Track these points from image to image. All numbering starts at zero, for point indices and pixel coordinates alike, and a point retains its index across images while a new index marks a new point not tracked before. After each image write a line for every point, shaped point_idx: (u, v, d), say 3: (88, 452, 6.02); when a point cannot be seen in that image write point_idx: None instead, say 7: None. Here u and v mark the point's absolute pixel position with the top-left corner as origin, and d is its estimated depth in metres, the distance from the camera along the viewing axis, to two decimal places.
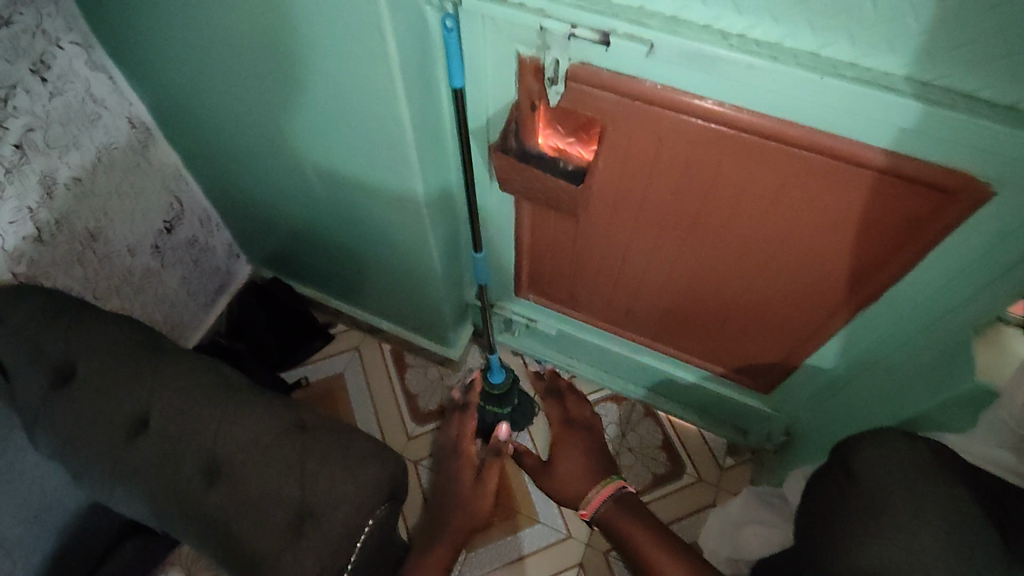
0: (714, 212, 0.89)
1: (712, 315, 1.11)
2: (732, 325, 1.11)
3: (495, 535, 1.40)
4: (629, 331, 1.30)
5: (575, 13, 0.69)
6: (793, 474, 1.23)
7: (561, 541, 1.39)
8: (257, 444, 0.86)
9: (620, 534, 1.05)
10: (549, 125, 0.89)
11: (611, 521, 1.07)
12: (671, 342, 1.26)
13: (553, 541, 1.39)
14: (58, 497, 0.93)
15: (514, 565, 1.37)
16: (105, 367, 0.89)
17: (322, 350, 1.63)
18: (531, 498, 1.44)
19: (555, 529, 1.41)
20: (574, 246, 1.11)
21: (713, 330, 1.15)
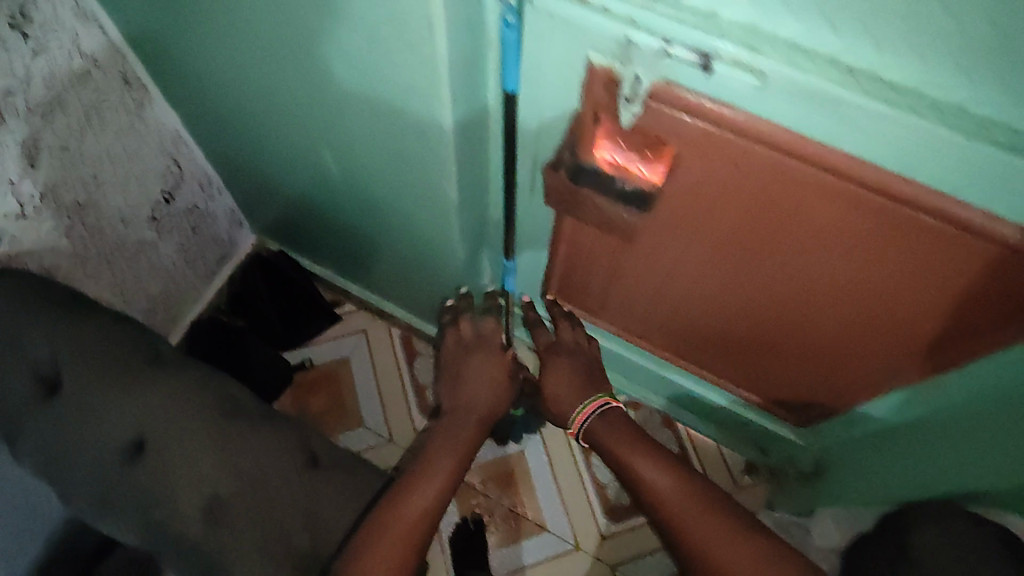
0: (789, 252, 0.79)
1: (758, 348, 1.02)
2: (778, 360, 1.02)
3: (500, 540, 1.36)
4: (661, 348, 1.21)
5: (672, 28, 0.57)
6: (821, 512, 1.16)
7: (567, 551, 1.35)
8: (263, 484, 0.79)
9: (606, 450, 1.04)
10: (609, 137, 0.75)
11: (596, 439, 1.05)
12: (705, 365, 1.17)
13: (560, 550, 1.35)
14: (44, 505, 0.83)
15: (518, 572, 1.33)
16: (96, 381, 0.81)
17: (327, 330, 1.53)
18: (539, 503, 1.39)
19: (563, 538, 1.36)
20: (617, 265, 1.01)
21: (759, 362, 1.06)
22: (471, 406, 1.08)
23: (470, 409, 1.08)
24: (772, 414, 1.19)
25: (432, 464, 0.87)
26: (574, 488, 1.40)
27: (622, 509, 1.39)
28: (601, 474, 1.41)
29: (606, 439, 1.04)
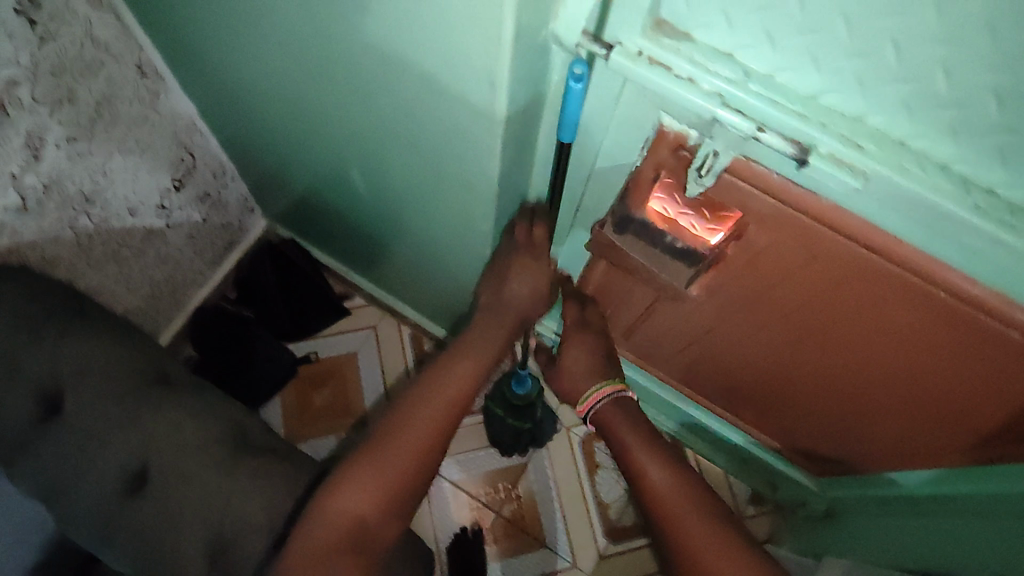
0: (844, 329, 0.74)
1: (787, 405, 0.98)
2: (807, 418, 0.98)
3: (499, 553, 1.35)
4: (681, 385, 1.16)
5: (767, 112, 0.51)
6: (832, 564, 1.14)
7: (565, 569, 1.34)
8: (275, 530, 0.73)
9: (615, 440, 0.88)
10: (666, 190, 0.68)
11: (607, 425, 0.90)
12: (726, 408, 1.13)
13: (557, 568, 1.34)
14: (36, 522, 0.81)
15: None
16: (99, 406, 0.76)
17: (335, 323, 1.49)
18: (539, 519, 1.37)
19: (561, 556, 1.35)
20: (647, 312, 0.95)
21: (787, 417, 1.02)
22: (471, 344, 0.88)
23: (471, 350, 0.88)
24: (791, 460, 1.16)
25: (410, 436, 0.75)
26: (577, 507, 1.39)
27: (624, 530, 1.38)
28: (604, 492, 1.40)
29: (614, 427, 0.89)
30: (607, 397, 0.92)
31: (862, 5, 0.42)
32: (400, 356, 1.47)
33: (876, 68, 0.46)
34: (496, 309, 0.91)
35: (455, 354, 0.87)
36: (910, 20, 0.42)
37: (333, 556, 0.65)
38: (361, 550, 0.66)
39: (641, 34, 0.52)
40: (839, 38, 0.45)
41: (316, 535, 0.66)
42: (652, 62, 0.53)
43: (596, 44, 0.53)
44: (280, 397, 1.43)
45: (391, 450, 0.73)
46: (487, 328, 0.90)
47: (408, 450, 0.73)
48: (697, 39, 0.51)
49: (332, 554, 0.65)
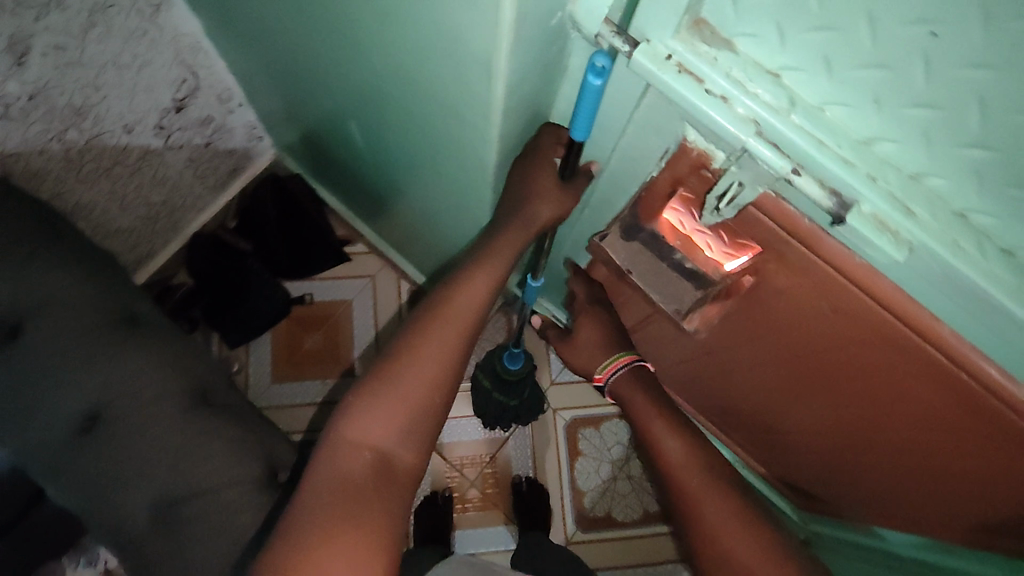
0: (858, 386, 0.66)
1: (780, 439, 0.91)
2: (799, 456, 0.91)
3: (465, 522, 1.34)
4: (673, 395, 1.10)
5: (808, 154, 0.42)
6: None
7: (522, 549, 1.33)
8: (216, 498, 0.71)
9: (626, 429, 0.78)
10: (685, 205, 0.60)
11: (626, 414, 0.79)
12: (716, 425, 1.07)
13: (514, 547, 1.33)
14: None
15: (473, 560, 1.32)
16: (55, 342, 0.72)
17: (333, 267, 1.44)
18: (518, 487, 1.35)
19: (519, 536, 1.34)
20: (645, 322, 0.88)
21: (777, 450, 0.96)
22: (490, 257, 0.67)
23: (484, 269, 0.67)
24: (775, 486, 1.11)
25: (424, 369, 0.62)
26: (551, 489, 1.36)
27: (594, 519, 1.36)
28: (581, 478, 1.37)
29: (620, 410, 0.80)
30: (626, 368, 0.82)
31: (949, 46, 0.34)
32: (392, 296, 1.44)
33: (951, 125, 0.37)
34: (519, 219, 0.66)
35: (465, 273, 0.67)
36: (1006, 76, 0.34)
37: (358, 491, 0.56)
38: (385, 483, 0.57)
39: (674, 34, 0.43)
40: (914, 82, 0.37)
41: (331, 475, 0.57)
42: (681, 70, 0.44)
43: (620, 38, 0.44)
44: (271, 334, 1.41)
45: (404, 385, 0.61)
46: (509, 237, 0.67)
47: (422, 387, 0.61)
48: (738, 49, 0.43)
49: (355, 489, 0.56)
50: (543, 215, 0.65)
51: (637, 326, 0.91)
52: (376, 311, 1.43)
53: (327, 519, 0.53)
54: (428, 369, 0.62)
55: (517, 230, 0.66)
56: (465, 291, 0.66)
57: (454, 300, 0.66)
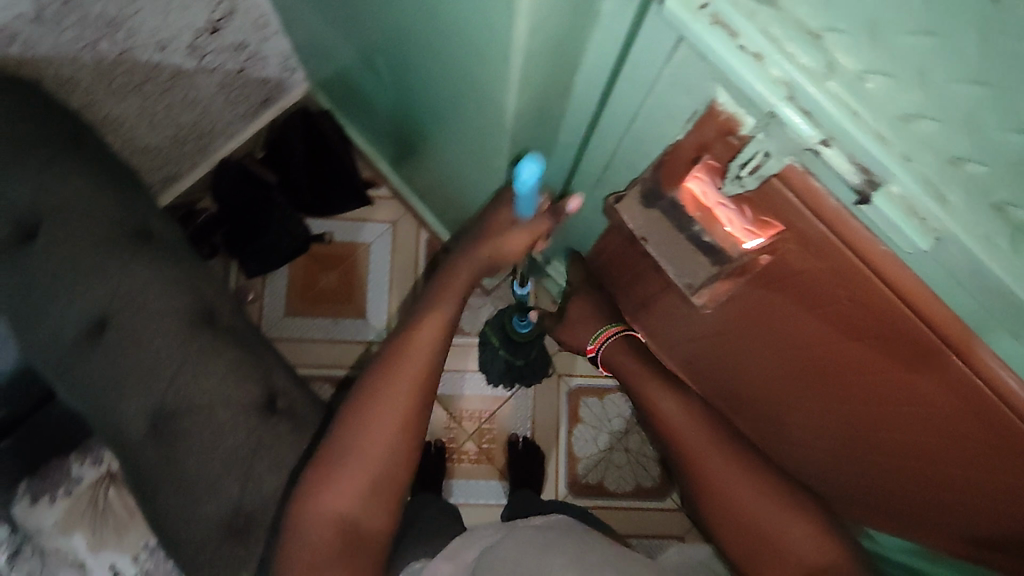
0: (863, 381, 0.64)
1: (778, 433, 0.90)
2: (794, 453, 0.89)
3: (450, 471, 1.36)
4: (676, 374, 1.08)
5: (840, 126, 0.40)
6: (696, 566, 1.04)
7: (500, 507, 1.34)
8: (211, 416, 0.72)
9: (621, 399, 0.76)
10: (709, 172, 0.56)
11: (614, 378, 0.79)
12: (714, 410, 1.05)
13: (496, 503, 1.34)
14: None
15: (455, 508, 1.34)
16: (70, 246, 0.74)
17: (355, 210, 1.44)
18: (513, 443, 1.36)
19: (501, 494, 1.35)
20: (656, 296, 0.86)
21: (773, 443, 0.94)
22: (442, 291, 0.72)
23: (443, 302, 0.72)
24: None
25: (384, 419, 0.67)
26: (547, 451, 1.37)
27: (587, 486, 1.37)
28: (577, 445, 1.38)
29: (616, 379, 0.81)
30: (617, 336, 0.94)
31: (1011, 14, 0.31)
32: (411, 245, 1.44)
33: (999, 106, 0.34)
34: (470, 259, 0.71)
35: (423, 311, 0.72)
36: None
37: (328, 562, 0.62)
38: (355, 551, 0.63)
39: None
40: (966, 53, 0.34)
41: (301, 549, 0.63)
42: (714, 22, 0.42)
43: None
44: (289, 268, 1.42)
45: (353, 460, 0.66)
46: (456, 277, 0.72)
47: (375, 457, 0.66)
48: None
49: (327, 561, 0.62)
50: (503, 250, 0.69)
51: (649, 299, 0.89)
52: (394, 258, 1.43)
53: None
54: (387, 425, 0.67)
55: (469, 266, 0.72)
56: (417, 338, 0.70)
57: (406, 355, 0.69)
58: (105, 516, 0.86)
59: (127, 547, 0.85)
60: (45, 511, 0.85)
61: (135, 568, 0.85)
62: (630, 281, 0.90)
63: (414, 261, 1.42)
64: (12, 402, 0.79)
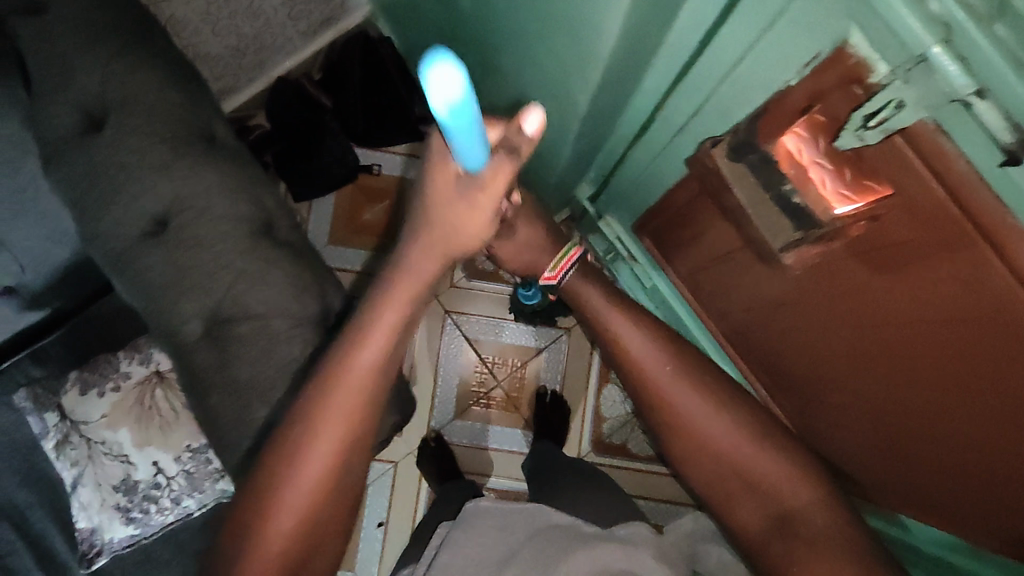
0: (936, 361, 0.60)
1: (821, 408, 0.86)
2: (834, 430, 0.86)
3: (472, 415, 1.36)
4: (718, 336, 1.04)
5: (1000, 78, 0.36)
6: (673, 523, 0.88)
7: (518, 455, 1.35)
8: (267, 327, 0.72)
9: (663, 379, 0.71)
10: (812, 126, 0.52)
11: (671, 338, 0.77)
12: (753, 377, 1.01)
13: (515, 450, 1.35)
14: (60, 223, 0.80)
15: (474, 451, 1.35)
16: (133, 140, 0.73)
17: (407, 145, 1.41)
18: (541, 395, 1.36)
19: (521, 442, 1.35)
20: (722, 254, 0.82)
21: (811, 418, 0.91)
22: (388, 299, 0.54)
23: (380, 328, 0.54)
24: None
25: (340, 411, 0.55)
26: (574, 406, 1.37)
27: (609, 446, 1.37)
28: (606, 404, 1.38)
29: None
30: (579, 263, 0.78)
31: None
32: None
33: None
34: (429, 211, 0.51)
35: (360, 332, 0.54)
36: None
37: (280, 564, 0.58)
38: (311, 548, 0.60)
39: None
40: None
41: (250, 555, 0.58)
42: None
43: None
44: (335, 196, 1.40)
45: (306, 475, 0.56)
46: (413, 259, 0.54)
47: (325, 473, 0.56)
48: None
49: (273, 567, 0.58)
50: (420, 273, 0.54)
51: (714, 261, 0.86)
52: None
53: None
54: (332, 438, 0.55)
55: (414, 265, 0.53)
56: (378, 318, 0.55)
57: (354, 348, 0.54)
58: (151, 415, 0.87)
59: (170, 447, 0.86)
60: (93, 403, 0.87)
61: (176, 467, 0.86)
62: (695, 241, 0.87)
63: None
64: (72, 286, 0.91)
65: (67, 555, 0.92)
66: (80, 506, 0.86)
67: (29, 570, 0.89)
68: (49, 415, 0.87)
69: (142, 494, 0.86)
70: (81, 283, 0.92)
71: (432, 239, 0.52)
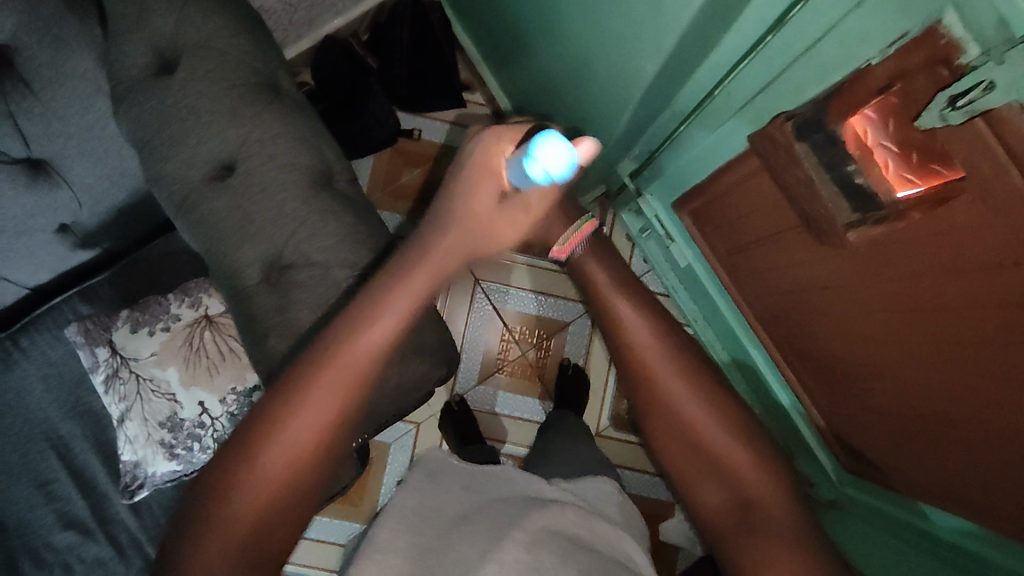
0: (971, 338, 0.61)
1: (852, 386, 0.87)
2: (864, 408, 0.87)
3: (491, 381, 1.38)
4: (750, 315, 1.04)
5: None
6: (602, 493, 0.84)
7: (533, 423, 1.37)
8: (325, 275, 0.74)
9: None
10: (883, 110, 0.55)
11: None
12: (783, 356, 1.02)
13: (531, 418, 1.37)
14: (126, 162, 0.82)
15: (490, 416, 1.37)
16: (206, 81, 0.75)
17: (448, 112, 1.41)
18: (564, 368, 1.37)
19: (537, 411, 1.38)
20: (770, 229, 0.83)
21: (840, 397, 0.92)
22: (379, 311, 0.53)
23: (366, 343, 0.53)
24: (829, 445, 1.04)
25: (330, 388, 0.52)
26: (596, 381, 1.39)
27: (630, 423, 1.38)
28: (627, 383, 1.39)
29: None
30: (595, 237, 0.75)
31: None
32: None
33: None
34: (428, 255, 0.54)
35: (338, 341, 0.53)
36: None
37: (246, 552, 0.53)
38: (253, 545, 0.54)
39: None
40: None
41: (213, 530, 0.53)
42: None
43: None
44: (374, 159, 1.41)
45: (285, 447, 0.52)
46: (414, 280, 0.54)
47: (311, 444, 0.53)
48: None
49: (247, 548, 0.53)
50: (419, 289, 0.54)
51: (762, 240, 0.87)
52: None
53: (233, 560, 0.53)
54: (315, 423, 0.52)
55: (426, 265, 0.54)
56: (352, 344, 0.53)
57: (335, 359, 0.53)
58: (199, 356, 0.89)
59: (216, 388, 0.89)
60: (144, 340, 0.89)
61: (221, 408, 0.89)
62: (744, 220, 0.88)
63: None
64: (132, 226, 0.94)
65: (107, 488, 0.94)
66: (125, 439, 0.88)
67: (73, 498, 0.93)
68: (101, 349, 0.89)
69: (186, 432, 0.89)
70: (138, 224, 0.95)
71: (444, 253, 0.54)
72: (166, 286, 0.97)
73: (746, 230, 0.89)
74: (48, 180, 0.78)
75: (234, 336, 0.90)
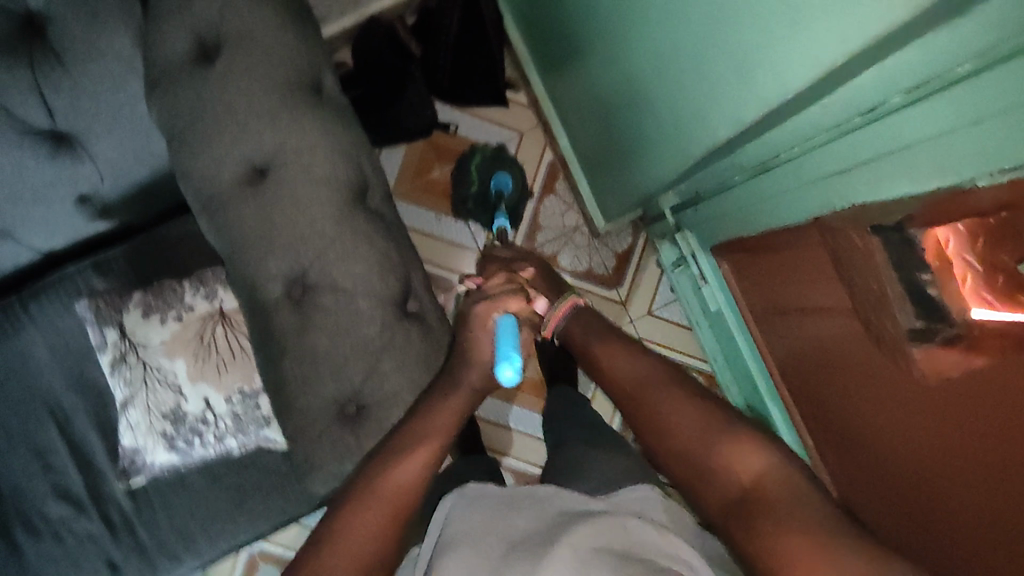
0: (995, 457, 0.56)
1: (865, 467, 0.82)
2: (872, 491, 0.82)
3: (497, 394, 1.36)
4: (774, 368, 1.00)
5: None
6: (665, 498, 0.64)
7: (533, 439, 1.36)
8: (351, 300, 0.71)
9: None
10: (973, 229, 0.48)
11: None
12: (801, 415, 0.97)
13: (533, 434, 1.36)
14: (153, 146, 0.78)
15: (492, 426, 1.35)
16: (248, 79, 0.71)
17: (489, 108, 1.35)
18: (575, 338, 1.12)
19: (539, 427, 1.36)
20: (817, 298, 0.78)
21: (853, 474, 0.87)
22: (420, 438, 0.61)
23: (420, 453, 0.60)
24: None
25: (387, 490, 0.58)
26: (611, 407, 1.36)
27: None
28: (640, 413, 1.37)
29: None
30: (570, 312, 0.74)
31: None
32: (535, 162, 1.36)
33: None
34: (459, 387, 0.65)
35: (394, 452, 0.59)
36: None
37: None
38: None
39: None
40: None
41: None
42: None
43: None
44: (405, 148, 1.35)
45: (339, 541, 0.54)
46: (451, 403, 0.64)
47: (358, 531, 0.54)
48: None
49: None
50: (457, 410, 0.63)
51: (807, 310, 0.82)
52: None
53: None
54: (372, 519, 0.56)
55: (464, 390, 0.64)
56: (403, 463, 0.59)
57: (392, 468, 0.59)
58: (210, 352, 0.87)
59: (223, 386, 0.87)
60: (154, 328, 0.87)
61: (226, 407, 0.87)
62: (791, 285, 0.83)
63: (535, 184, 1.35)
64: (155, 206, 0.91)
65: (104, 467, 0.93)
66: (127, 425, 0.87)
67: (68, 472, 0.92)
68: (110, 331, 0.87)
69: (189, 426, 0.87)
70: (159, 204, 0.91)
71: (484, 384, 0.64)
72: (180, 270, 0.94)
73: (790, 293, 0.85)
74: (72, 155, 0.74)
75: (246, 335, 0.88)
